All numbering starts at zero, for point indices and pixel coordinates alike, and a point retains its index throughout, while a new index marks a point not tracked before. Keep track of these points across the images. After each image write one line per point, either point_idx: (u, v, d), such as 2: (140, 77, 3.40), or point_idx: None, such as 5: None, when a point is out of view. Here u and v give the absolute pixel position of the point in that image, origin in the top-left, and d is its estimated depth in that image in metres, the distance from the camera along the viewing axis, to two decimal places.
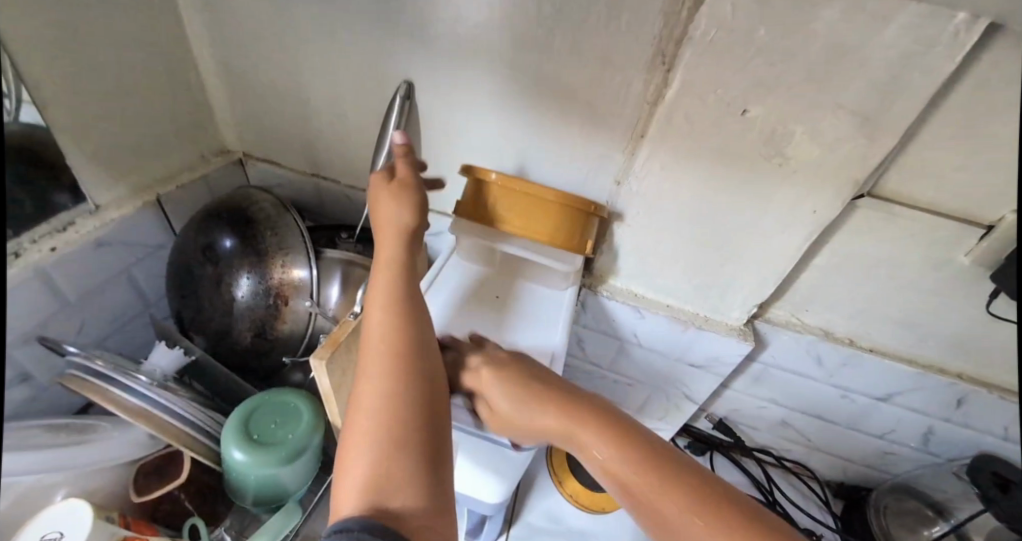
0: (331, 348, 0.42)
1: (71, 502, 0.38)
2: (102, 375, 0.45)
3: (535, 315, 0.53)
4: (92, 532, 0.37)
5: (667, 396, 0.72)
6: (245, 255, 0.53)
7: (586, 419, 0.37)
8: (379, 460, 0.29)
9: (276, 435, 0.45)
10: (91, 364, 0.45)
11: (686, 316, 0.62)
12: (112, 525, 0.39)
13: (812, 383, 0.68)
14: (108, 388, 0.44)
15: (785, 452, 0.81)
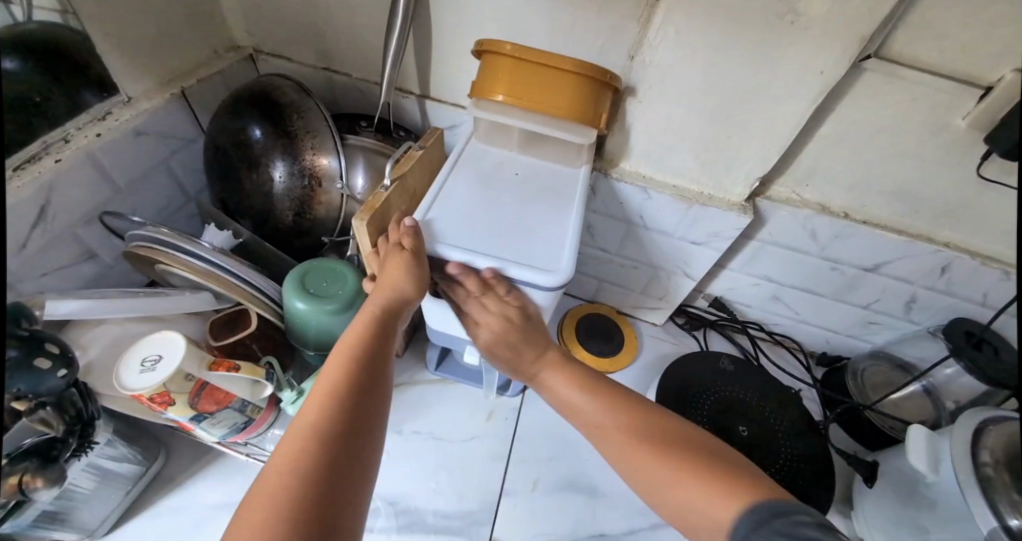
0: (369, 212, 0.48)
1: (171, 334, 0.42)
2: (170, 243, 0.50)
3: (553, 188, 0.56)
4: (185, 363, 0.41)
5: (668, 275, 0.78)
6: (277, 141, 0.57)
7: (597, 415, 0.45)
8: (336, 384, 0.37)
9: (328, 291, 0.52)
10: (157, 234, 0.50)
11: (689, 195, 0.65)
12: (202, 355, 0.43)
13: (806, 257, 0.73)
14: (178, 254, 0.50)
15: (774, 327, 0.89)
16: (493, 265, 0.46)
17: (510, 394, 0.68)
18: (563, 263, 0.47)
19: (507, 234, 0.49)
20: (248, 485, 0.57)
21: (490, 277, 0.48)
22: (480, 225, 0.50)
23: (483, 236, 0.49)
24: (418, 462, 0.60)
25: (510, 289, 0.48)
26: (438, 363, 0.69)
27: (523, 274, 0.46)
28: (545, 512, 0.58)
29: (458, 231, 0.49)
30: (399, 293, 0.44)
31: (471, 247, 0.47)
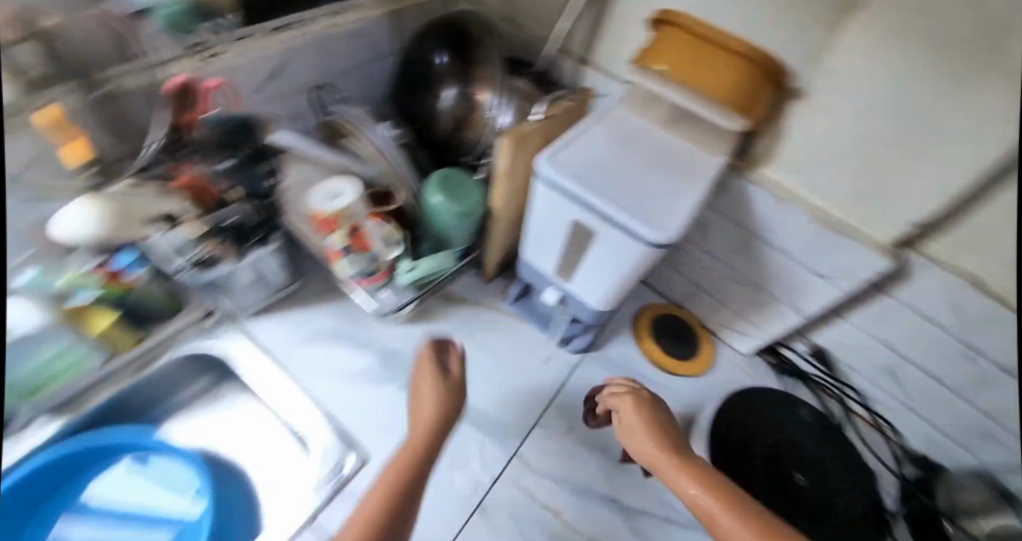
0: (516, 138, 0.50)
1: (354, 182, 0.54)
2: (358, 121, 0.62)
3: (681, 165, 0.56)
4: (359, 201, 0.52)
5: (775, 300, 0.74)
6: (455, 67, 0.66)
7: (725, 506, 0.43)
8: (393, 485, 0.44)
9: (461, 195, 0.58)
10: (351, 112, 0.63)
11: (829, 222, 0.61)
12: (368, 204, 0.54)
13: (937, 332, 0.60)
14: (362, 130, 0.61)
15: (879, 407, 0.78)
16: (598, 203, 0.45)
17: (571, 348, 0.70)
18: (670, 224, 0.45)
19: (623, 185, 0.49)
20: (346, 328, 0.68)
21: (590, 217, 0.47)
22: (599, 169, 0.50)
23: (601, 178, 0.49)
24: (477, 369, 0.67)
25: (605, 236, 0.48)
26: (516, 298, 0.74)
27: (626, 220, 0.44)
28: (571, 457, 0.61)
29: (575, 166, 0.49)
30: (444, 415, 0.52)
31: (583, 182, 0.47)
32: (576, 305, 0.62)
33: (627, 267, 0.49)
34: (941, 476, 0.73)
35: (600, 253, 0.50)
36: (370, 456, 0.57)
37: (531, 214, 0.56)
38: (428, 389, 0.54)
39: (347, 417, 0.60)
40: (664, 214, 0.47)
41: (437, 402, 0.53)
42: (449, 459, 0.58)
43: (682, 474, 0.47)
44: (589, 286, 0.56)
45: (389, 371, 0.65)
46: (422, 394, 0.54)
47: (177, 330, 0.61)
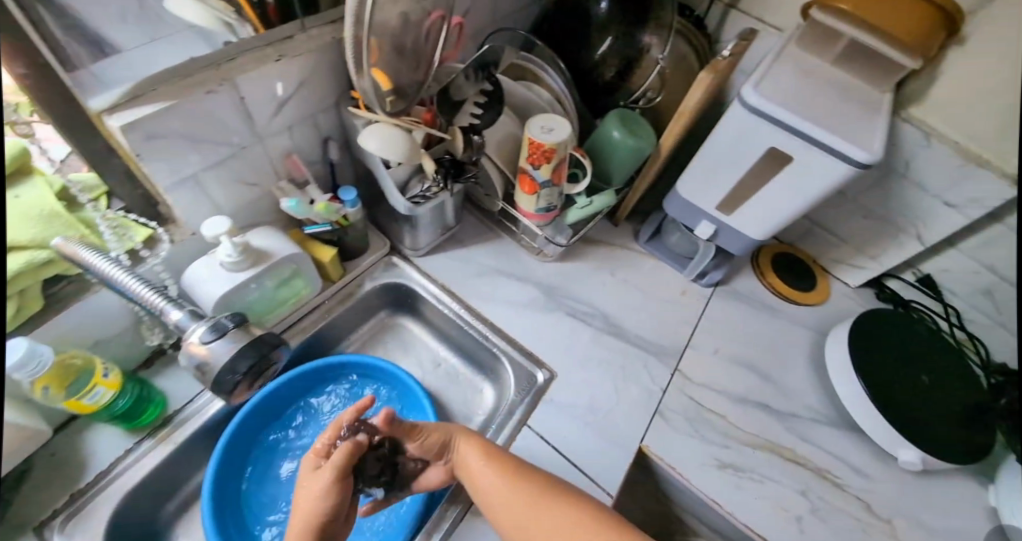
0: (712, 74, 0.55)
1: (554, 115, 0.54)
2: (537, 62, 0.64)
3: (863, 102, 0.55)
4: (569, 135, 0.53)
5: (895, 234, 0.73)
6: (621, 18, 0.64)
7: (471, 448, 0.48)
8: None
9: (638, 132, 0.61)
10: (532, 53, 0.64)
11: (971, 155, 0.61)
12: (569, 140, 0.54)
13: None
14: (543, 71, 0.63)
15: None
16: (801, 128, 0.49)
17: (705, 283, 0.76)
18: (852, 145, 0.48)
19: (815, 113, 0.51)
20: (509, 266, 0.71)
21: (788, 142, 0.51)
22: (792, 103, 0.52)
23: (791, 109, 0.51)
24: (629, 300, 0.73)
25: (797, 160, 0.52)
26: (649, 239, 0.79)
27: (819, 135, 0.49)
28: (721, 371, 0.68)
29: (772, 96, 0.52)
30: (317, 514, 0.42)
31: (782, 108, 0.50)
32: (727, 238, 0.67)
33: (821, 186, 0.53)
34: None
35: (790, 178, 0.54)
36: (556, 372, 0.62)
37: (709, 149, 0.59)
38: (313, 499, 0.43)
39: (532, 342, 0.64)
40: (856, 138, 0.49)
41: (326, 489, 0.43)
42: (625, 375, 0.64)
43: (442, 429, 0.50)
44: (751, 216, 0.61)
45: (555, 300, 0.69)
46: (309, 494, 0.44)
47: (368, 265, 0.64)
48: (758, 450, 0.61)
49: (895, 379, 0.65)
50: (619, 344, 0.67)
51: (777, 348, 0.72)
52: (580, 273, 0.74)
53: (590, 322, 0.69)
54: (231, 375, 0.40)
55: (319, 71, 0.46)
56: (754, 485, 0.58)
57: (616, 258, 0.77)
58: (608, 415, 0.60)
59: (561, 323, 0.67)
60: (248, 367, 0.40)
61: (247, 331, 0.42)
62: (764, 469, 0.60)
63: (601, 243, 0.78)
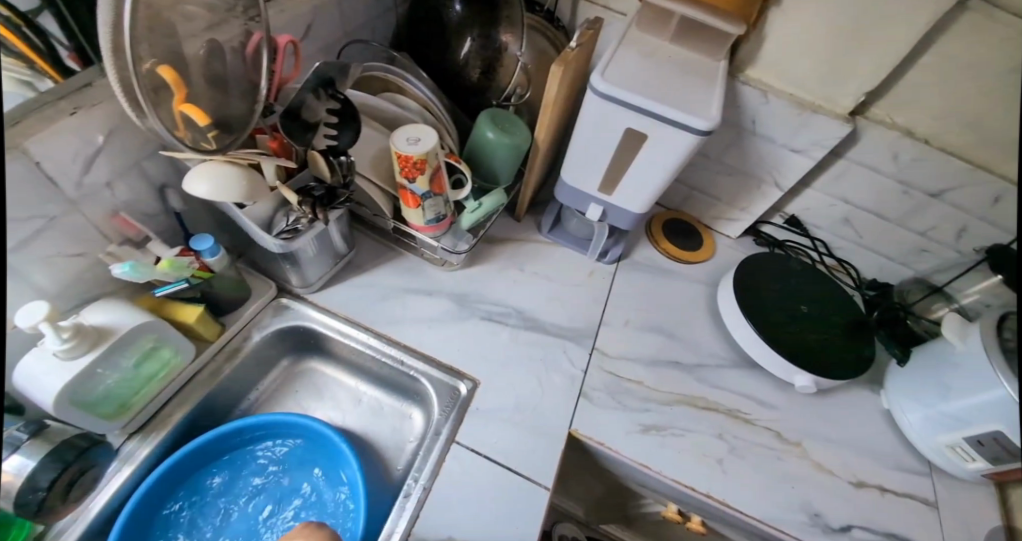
0: (563, 66, 0.56)
1: (418, 125, 0.53)
2: (398, 72, 0.62)
3: (701, 75, 0.60)
4: (437, 142, 0.52)
5: (757, 184, 0.81)
6: (475, 19, 0.64)
7: None
8: None
9: (511, 129, 0.62)
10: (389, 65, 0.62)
11: (802, 104, 0.69)
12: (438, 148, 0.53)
13: (880, 179, 0.72)
14: (404, 80, 0.61)
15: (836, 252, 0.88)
16: (649, 107, 0.53)
17: (608, 261, 0.80)
18: (693, 117, 0.52)
19: (659, 91, 0.55)
20: (414, 281, 0.68)
21: (641, 122, 0.55)
22: (638, 85, 0.55)
23: (638, 91, 0.54)
24: (539, 291, 0.74)
25: (653, 137, 0.56)
26: (550, 228, 0.81)
27: (664, 113, 0.52)
28: (632, 339, 0.72)
29: (619, 80, 0.55)
30: None
31: (630, 91, 0.54)
32: (615, 216, 0.70)
33: (677, 156, 0.57)
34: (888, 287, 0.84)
35: (651, 154, 0.58)
36: (480, 380, 0.60)
37: (579, 137, 0.62)
38: None
39: (451, 354, 0.62)
40: (696, 110, 0.54)
41: None
42: (545, 365, 0.65)
43: None
44: (630, 190, 0.65)
45: (468, 307, 0.68)
46: None
47: (252, 315, 0.59)
48: (676, 404, 0.66)
49: (779, 316, 0.71)
50: (536, 336, 0.68)
51: (677, 308, 0.79)
52: (490, 274, 0.73)
53: (505, 319, 0.68)
54: (34, 492, 0.39)
55: (132, 120, 0.42)
56: (675, 440, 0.62)
57: (520, 252, 0.78)
58: (534, 408, 0.59)
59: (477, 330, 0.66)
60: (53, 479, 0.41)
61: (46, 440, 0.41)
62: (682, 422, 0.65)
63: (503, 240, 0.79)
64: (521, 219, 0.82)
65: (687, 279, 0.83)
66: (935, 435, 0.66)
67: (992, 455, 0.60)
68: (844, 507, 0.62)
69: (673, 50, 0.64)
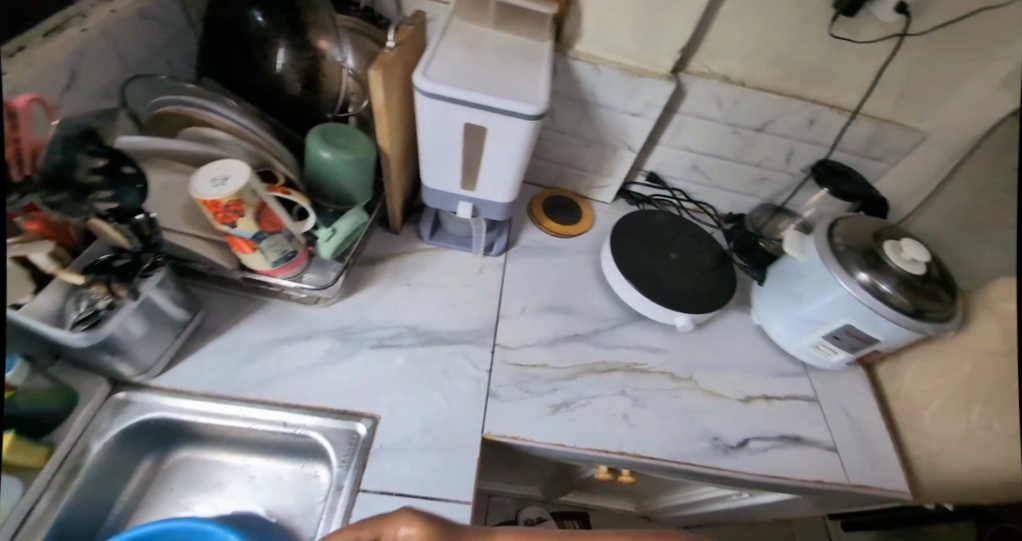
0: (381, 68, 0.52)
1: (226, 161, 0.47)
2: (193, 102, 0.54)
3: (529, 58, 0.60)
4: (246, 178, 0.46)
5: (614, 149, 0.85)
6: (281, 29, 0.59)
7: None
8: None
9: (345, 143, 0.58)
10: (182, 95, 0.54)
11: (631, 69, 0.73)
12: (254, 184, 0.47)
13: (712, 125, 0.80)
14: (202, 109, 0.54)
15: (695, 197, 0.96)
16: (480, 100, 0.52)
17: (495, 253, 0.81)
18: (523, 104, 0.52)
19: (487, 82, 0.54)
20: (287, 328, 0.64)
21: (477, 115, 0.54)
22: (465, 79, 0.54)
23: (465, 85, 0.53)
24: (430, 302, 0.72)
25: (494, 128, 0.56)
26: (432, 234, 0.79)
27: (495, 104, 0.52)
28: (528, 326, 0.74)
29: (445, 77, 0.53)
30: None
31: (457, 86, 0.52)
32: (485, 210, 0.69)
33: (523, 143, 0.57)
34: (741, 217, 0.94)
35: (499, 145, 0.58)
36: (379, 413, 0.58)
37: (424, 139, 0.60)
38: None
39: (341, 398, 0.58)
40: (526, 95, 0.54)
41: None
42: (447, 377, 0.64)
43: None
44: (490, 181, 0.64)
45: (355, 340, 0.64)
46: None
47: (86, 422, 0.51)
48: (583, 375, 0.71)
49: (652, 268, 0.78)
50: (433, 349, 0.66)
51: (569, 285, 0.82)
52: (374, 297, 0.70)
53: (397, 341, 0.66)
54: None
55: None
56: (584, 410, 0.67)
57: (402, 265, 0.75)
58: (441, 426, 0.59)
59: (369, 363, 0.63)
60: None
61: None
62: (587, 391, 0.69)
63: (381, 257, 0.75)
64: (400, 231, 0.79)
65: (574, 253, 0.87)
66: (801, 340, 0.75)
67: (848, 346, 0.71)
68: (737, 422, 0.70)
69: (498, 38, 0.63)
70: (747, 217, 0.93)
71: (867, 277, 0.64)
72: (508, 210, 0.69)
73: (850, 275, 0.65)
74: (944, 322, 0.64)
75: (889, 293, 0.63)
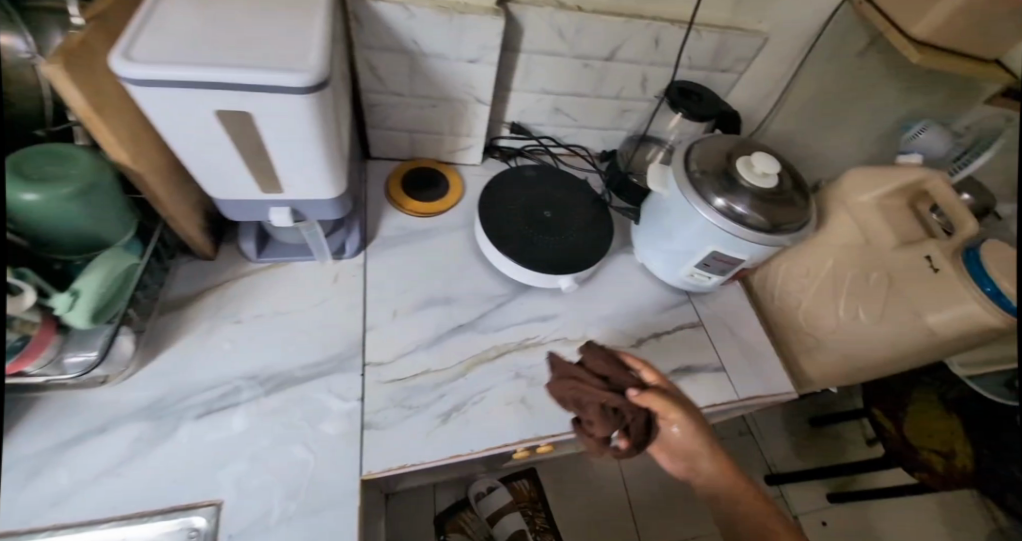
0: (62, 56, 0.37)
1: None
2: None
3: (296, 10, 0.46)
4: None
5: (463, 105, 0.73)
6: None
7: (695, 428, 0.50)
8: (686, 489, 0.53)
9: (53, 172, 0.42)
10: None
11: (450, 7, 0.60)
12: None
13: (560, 60, 0.71)
14: None
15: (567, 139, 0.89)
16: (217, 79, 0.38)
17: (349, 255, 0.68)
18: (282, 73, 0.39)
19: (229, 51, 0.40)
20: (75, 424, 0.54)
21: (228, 100, 0.41)
22: (193, 52, 0.40)
23: (194, 61, 0.39)
24: (267, 338, 0.61)
25: (261, 112, 0.43)
26: (259, 251, 0.66)
27: (240, 79, 0.39)
28: (404, 333, 0.64)
29: (163, 56, 0.39)
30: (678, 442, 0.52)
31: (179, 65, 0.38)
32: (310, 211, 0.58)
33: (310, 125, 0.45)
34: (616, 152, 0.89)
35: (281, 132, 0.45)
36: (219, 496, 0.52)
37: (179, 142, 0.46)
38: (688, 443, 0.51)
39: (168, 486, 0.52)
40: (287, 60, 0.41)
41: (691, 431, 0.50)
42: (301, 423, 0.56)
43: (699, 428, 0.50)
44: (293, 177, 0.52)
45: (170, 415, 0.56)
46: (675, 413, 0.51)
47: None
48: (473, 369, 0.64)
49: (525, 236, 0.72)
50: (283, 396, 0.57)
51: (445, 268, 0.73)
52: (191, 355, 0.60)
53: (230, 400, 0.57)
54: None
55: None
56: (478, 410, 0.61)
57: (223, 297, 0.64)
58: (299, 487, 0.53)
59: (196, 437, 0.55)
60: None
61: None
62: (478, 386, 0.63)
63: (194, 294, 0.64)
64: (218, 256, 0.67)
65: (445, 230, 0.76)
66: (678, 274, 0.74)
67: (719, 271, 0.71)
68: None
69: None
70: (620, 151, 0.87)
71: (723, 202, 0.61)
72: (336, 204, 0.57)
73: (707, 201, 0.62)
74: (797, 234, 0.63)
75: (745, 214, 0.61)
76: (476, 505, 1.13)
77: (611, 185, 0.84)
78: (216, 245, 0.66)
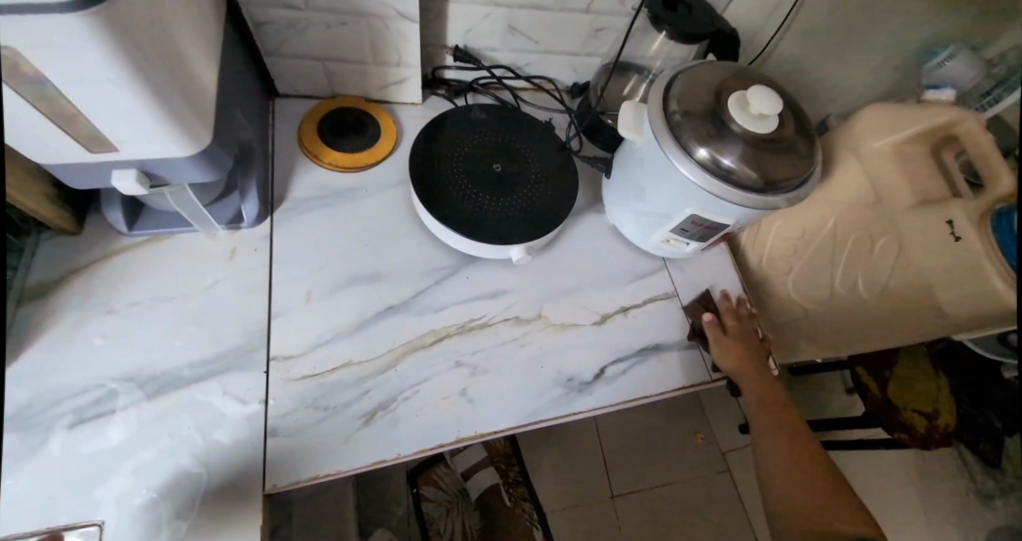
0: None
1: None
2: None
3: None
4: None
5: (383, 24, 0.57)
6: None
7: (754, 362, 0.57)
8: (758, 390, 0.56)
9: None
10: None
11: None
12: None
13: None
14: None
15: (528, 69, 0.72)
16: None
17: (249, 224, 0.57)
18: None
19: None
20: None
21: None
22: None
23: None
24: (152, 330, 0.52)
25: (38, 57, 0.30)
26: (132, 222, 0.55)
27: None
28: (321, 317, 0.55)
29: None
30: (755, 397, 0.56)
31: None
32: (164, 170, 0.45)
33: (117, 65, 0.32)
34: (589, 86, 0.73)
35: (79, 77, 0.33)
36: (105, 517, 0.43)
37: None
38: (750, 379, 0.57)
39: (37, 510, 0.43)
40: None
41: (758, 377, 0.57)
42: (192, 432, 0.48)
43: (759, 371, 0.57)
44: (131, 131, 0.39)
45: (39, 426, 0.46)
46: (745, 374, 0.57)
47: None
48: (405, 358, 0.55)
49: (468, 197, 0.59)
50: (171, 400, 0.49)
51: (374, 235, 0.61)
52: (59, 353, 0.50)
53: (105, 406, 0.48)
54: None
55: None
56: (409, 407, 0.52)
57: (94, 280, 0.53)
58: (196, 499, 0.45)
59: (69, 449, 0.46)
60: None
61: None
62: (411, 377, 0.54)
63: (56, 279, 0.53)
64: (84, 230, 0.55)
65: (374, 188, 0.63)
66: (651, 238, 0.63)
67: (696, 236, 0.60)
68: (594, 353, 0.60)
69: None
70: (592, 84, 0.72)
71: (707, 153, 0.48)
72: (196, 157, 0.45)
73: (687, 152, 0.49)
74: (795, 193, 0.50)
75: (733, 168, 0.48)
76: (450, 458, 1.07)
77: (582, 128, 0.70)
78: (79, 218, 0.55)
